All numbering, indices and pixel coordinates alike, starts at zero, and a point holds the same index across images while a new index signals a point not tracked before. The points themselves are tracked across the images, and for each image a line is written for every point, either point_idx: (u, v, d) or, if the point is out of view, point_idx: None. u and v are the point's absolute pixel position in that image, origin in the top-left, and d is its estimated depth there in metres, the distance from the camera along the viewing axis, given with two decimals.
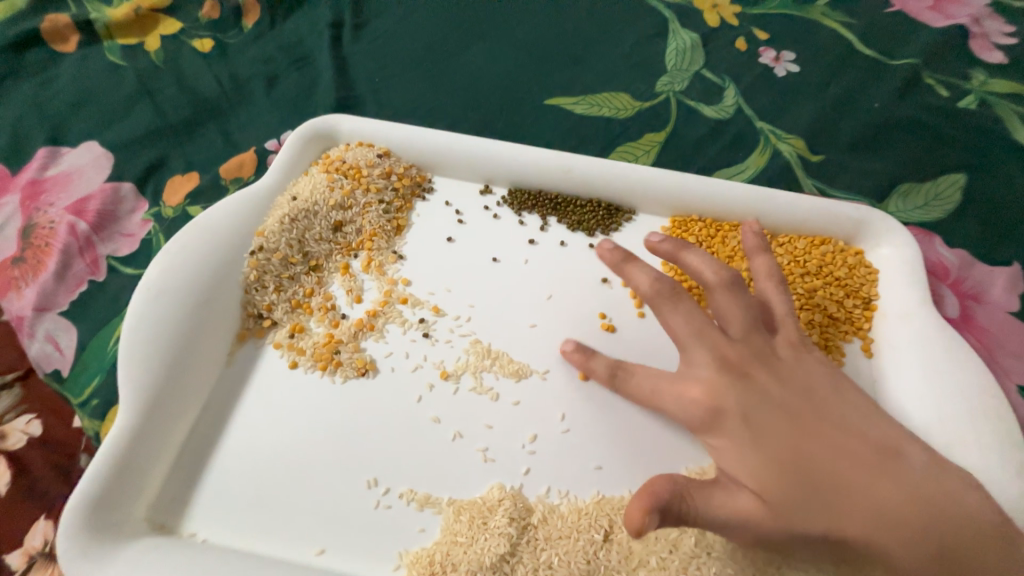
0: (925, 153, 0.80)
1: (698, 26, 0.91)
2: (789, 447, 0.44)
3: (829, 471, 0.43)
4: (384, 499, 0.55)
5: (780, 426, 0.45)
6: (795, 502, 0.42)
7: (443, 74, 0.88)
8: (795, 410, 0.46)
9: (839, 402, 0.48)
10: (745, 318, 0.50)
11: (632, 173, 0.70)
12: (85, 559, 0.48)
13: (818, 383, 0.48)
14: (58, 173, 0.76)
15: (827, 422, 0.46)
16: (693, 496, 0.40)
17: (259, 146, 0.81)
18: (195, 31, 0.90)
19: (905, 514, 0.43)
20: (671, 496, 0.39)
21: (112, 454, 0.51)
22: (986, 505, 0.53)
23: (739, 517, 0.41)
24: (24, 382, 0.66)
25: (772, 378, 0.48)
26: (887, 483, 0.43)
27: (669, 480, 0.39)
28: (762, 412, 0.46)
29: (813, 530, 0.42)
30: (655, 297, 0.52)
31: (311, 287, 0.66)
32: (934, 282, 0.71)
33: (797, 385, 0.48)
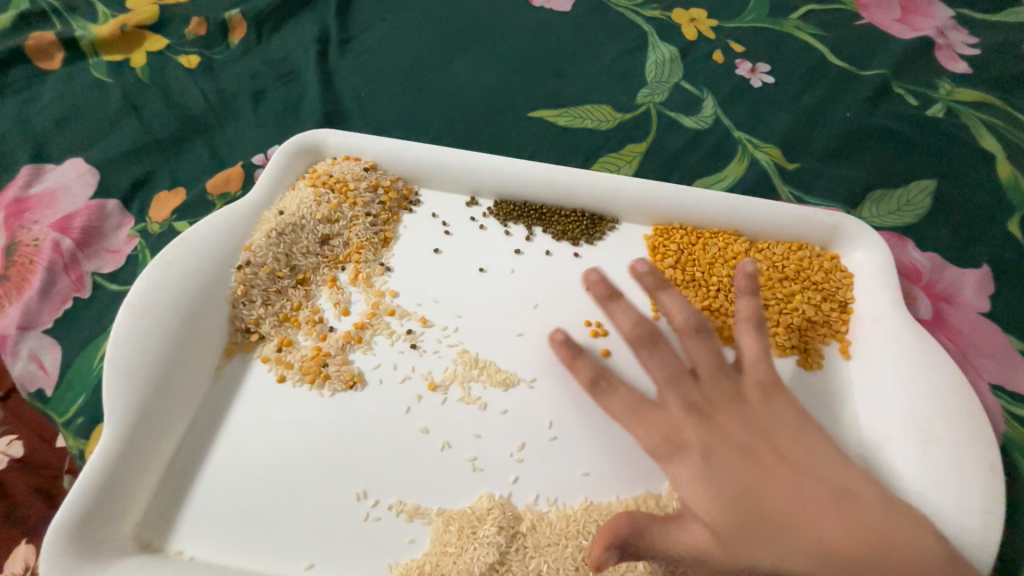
0: (896, 160, 0.83)
1: (677, 39, 0.94)
2: (743, 486, 0.46)
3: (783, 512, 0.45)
4: (373, 511, 0.55)
5: (736, 467, 0.48)
6: (743, 536, 0.44)
7: (429, 88, 0.89)
8: (753, 450, 0.49)
9: (799, 446, 0.50)
10: (711, 362, 0.54)
11: (615, 183, 0.72)
12: None
13: (778, 425, 0.51)
14: (42, 190, 0.76)
15: (783, 462, 0.49)
16: (651, 532, 0.43)
17: (246, 161, 0.81)
18: (181, 47, 0.91)
19: (861, 554, 0.44)
20: (630, 535, 0.43)
21: (97, 473, 0.51)
22: (961, 502, 0.55)
23: (692, 552, 0.43)
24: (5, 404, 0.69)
25: (735, 421, 0.51)
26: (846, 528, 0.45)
27: (627, 518, 0.43)
28: (723, 449, 0.49)
29: (765, 565, 0.44)
30: (634, 340, 0.56)
31: (299, 300, 0.66)
32: (907, 284, 0.73)
33: (760, 426, 0.51)
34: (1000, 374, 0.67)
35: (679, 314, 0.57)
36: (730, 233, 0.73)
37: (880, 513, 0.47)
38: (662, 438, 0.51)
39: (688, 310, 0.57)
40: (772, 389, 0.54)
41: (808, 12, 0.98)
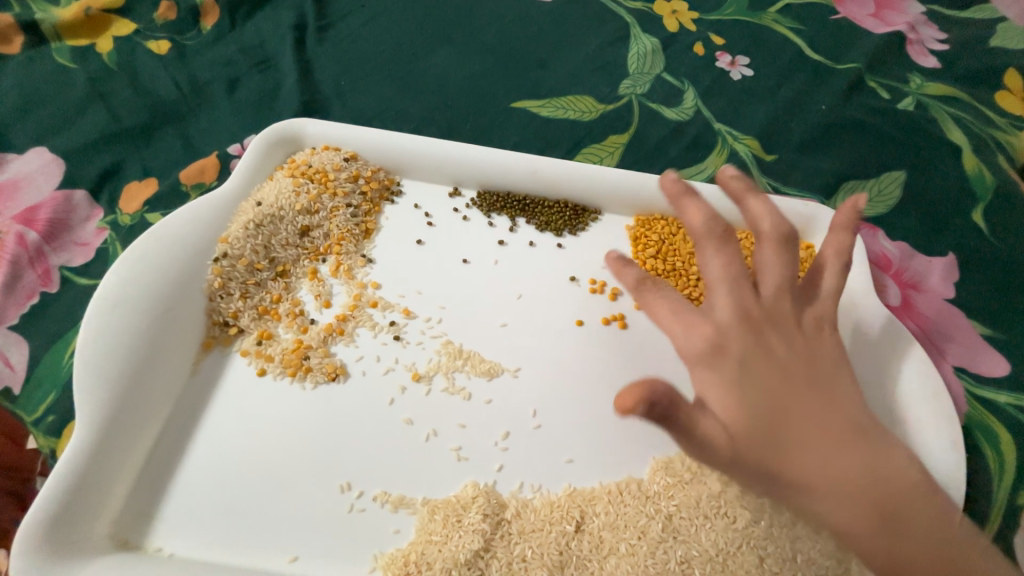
0: (868, 152, 0.86)
1: (658, 31, 0.94)
2: (760, 390, 0.40)
3: (790, 429, 0.39)
4: (358, 502, 0.55)
5: (763, 383, 0.41)
6: (750, 438, 0.38)
7: (410, 78, 0.88)
8: (789, 368, 0.42)
9: (829, 382, 0.43)
10: (783, 277, 0.46)
11: (597, 174, 0.73)
12: None
13: (825, 357, 0.44)
14: (3, 180, 0.73)
15: (811, 385, 0.42)
16: (682, 404, 0.34)
17: (221, 151, 0.79)
18: (151, 32, 0.88)
19: (873, 493, 0.38)
20: (672, 399, 0.33)
21: (70, 471, 0.49)
22: None
23: (705, 442, 0.35)
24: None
25: (781, 339, 0.43)
26: (861, 466, 0.38)
27: (666, 384, 0.33)
28: (761, 361, 0.42)
29: (760, 466, 0.38)
30: (702, 233, 0.45)
31: (279, 293, 0.65)
32: (878, 272, 0.75)
33: (802, 352, 0.43)
34: (963, 358, 0.70)
35: (764, 218, 0.48)
36: None
37: (903, 467, 0.40)
38: (705, 343, 0.42)
39: (778, 215, 0.48)
40: (825, 325, 0.47)
41: (786, 6, 1.00)
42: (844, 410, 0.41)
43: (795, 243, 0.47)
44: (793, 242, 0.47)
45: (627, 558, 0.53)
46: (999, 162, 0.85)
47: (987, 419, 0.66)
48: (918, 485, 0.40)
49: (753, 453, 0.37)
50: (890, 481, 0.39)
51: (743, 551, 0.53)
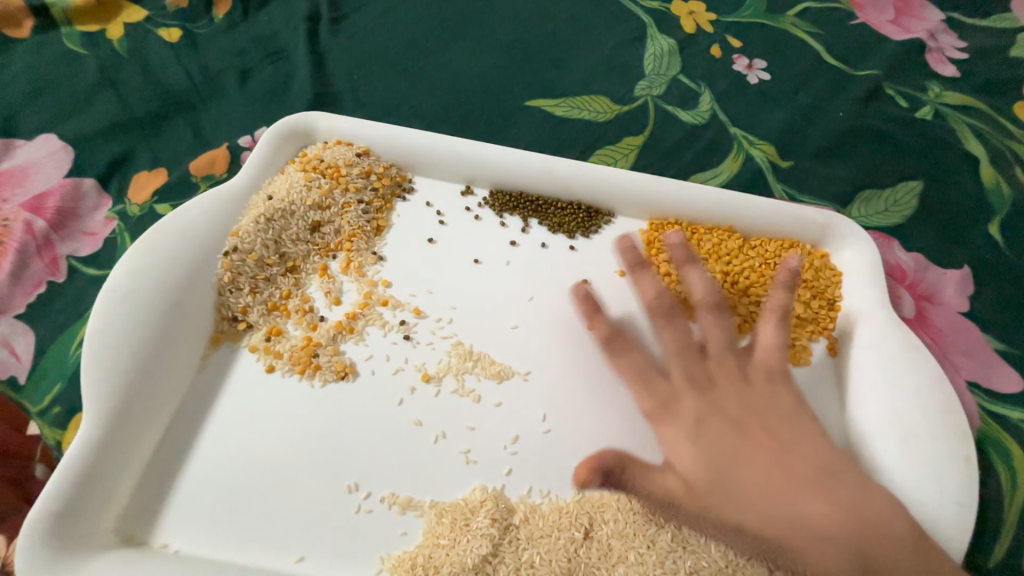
0: (885, 161, 0.85)
1: (675, 31, 0.93)
2: (725, 454, 0.51)
3: (757, 484, 0.49)
4: (365, 503, 0.54)
5: (724, 437, 0.52)
6: (716, 490, 0.49)
7: (423, 73, 0.87)
8: (745, 425, 0.54)
9: (787, 430, 0.54)
10: (722, 337, 0.59)
11: (611, 176, 0.72)
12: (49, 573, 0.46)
13: (781, 413, 0.55)
14: (11, 167, 0.72)
15: (773, 439, 0.53)
16: (632, 470, 0.47)
17: (232, 142, 0.78)
18: (162, 19, 0.86)
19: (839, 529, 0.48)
20: (619, 467, 0.46)
21: (78, 464, 0.49)
22: (932, 494, 0.57)
23: (666, 494, 0.48)
24: None
25: (732, 397, 0.56)
26: (824, 507, 0.49)
27: (615, 454, 0.46)
28: (715, 420, 0.53)
29: (729, 514, 0.49)
30: (654, 309, 0.60)
31: (289, 289, 0.64)
32: (892, 283, 0.75)
33: (756, 408, 0.55)
34: (976, 373, 0.69)
35: (697, 291, 0.61)
36: (724, 229, 0.73)
37: (867, 503, 0.50)
38: (660, 402, 0.56)
39: (708, 288, 0.61)
40: (776, 374, 0.58)
41: (804, 9, 0.98)
42: (807, 457, 0.52)
43: (724, 308, 0.61)
44: (723, 307, 0.61)
45: (634, 566, 0.53)
46: (1017, 175, 0.84)
47: (1000, 434, 0.65)
48: (883, 514, 0.50)
49: (723, 508, 0.48)
50: (860, 518, 0.49)
51: (752, 565, 0.53)
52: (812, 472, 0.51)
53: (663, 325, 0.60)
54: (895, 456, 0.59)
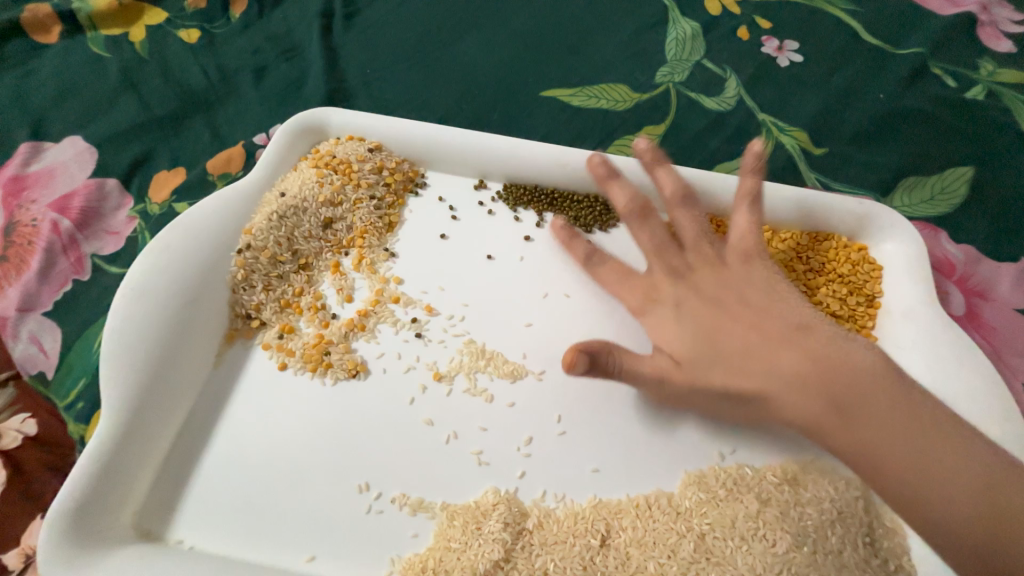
0: (931, 146, 0.78)
1: (699, 14, 0.88)
2: (704, 327, 0.50)
3: (740, 345, 0.49)
4: (376, 504, 0.53)
5: (716, 315, 0.51)
6: (698, 358, 0.49)
7: (436, 66, 0.85)
8: (720, 299, 0.52)
9: (771, 302, 0.51)
10: None
11: (629, 167, 0.69)
12: (67, 567, 0.46)
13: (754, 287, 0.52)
14: (40, 168, 0.74)
15: (748, 304, 0.51)
16: (620, 355, 0.46)
17: (247, 141, 0.78)
18: (181, 21, 0.88)
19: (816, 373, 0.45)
20: (605, 350, 0.45)
21: (96, 460, 0.50)
22: None
23: (652, 373, 0.48)
24: (16, 383, 0.63)
25: (710, 279, 0.54)
26: (797, 359, 0.46)
27: (601, 341, 0.46)
28: (692, 301, 0.53)
29: (713, 380, 0.48)
30: (627, 213, 0.58)
31: (301, 286, 0.64)
32: (939, 278, 0.69)
33: (733, 283, 0.53)
34: None
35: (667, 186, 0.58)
36: None
37: (843, 354, 0.46)
38: (641, 294, 0.56)
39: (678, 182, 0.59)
40: None
41: None
42: (781, 318, 0.49)
43: None
44: None
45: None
46: None
47: None
48: (863, 369, 0.45)
49: (702, 373, 0.48)
50: (844, 369, 0.45)
51: None
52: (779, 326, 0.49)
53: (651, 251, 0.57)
54: None
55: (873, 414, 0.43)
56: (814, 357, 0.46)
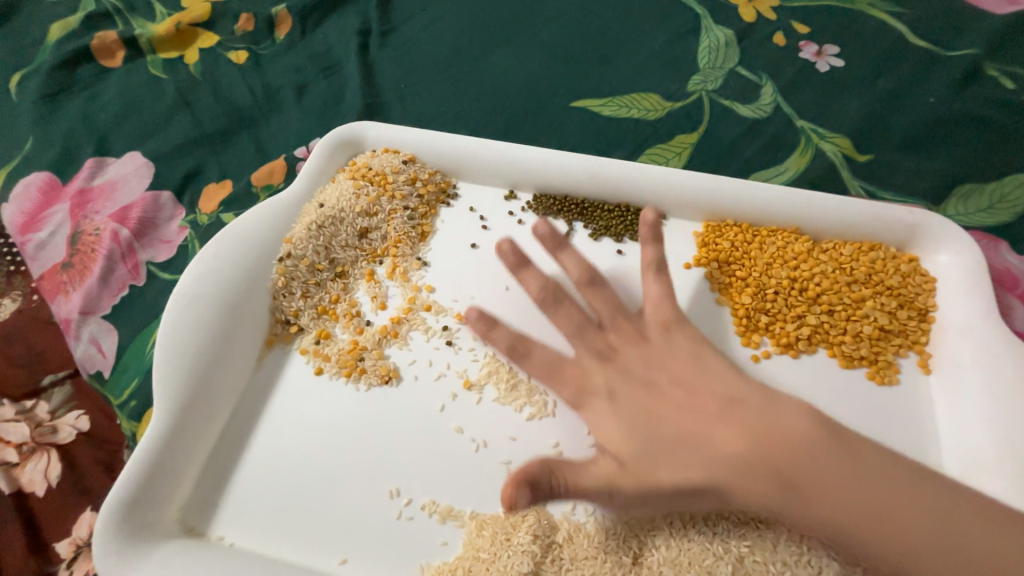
0: (988, 151, 0.74)
1: (733, 21, 0.87)
2: (645, 419, 0.50)
3: (679, 430, 0.48)
4: (406, 510, 0.54)
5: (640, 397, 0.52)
6: (645, 457, 0.46)
7: (468, 79, 0.87)
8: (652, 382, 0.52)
9: (696, 374, 0.52)
10: None
11: (660, 176, 0.68)
12: (119, 559, 0.49)
13: (680, 361, 0.53)
14: (103, 182, 0.80)
15: (688, 377, 0.51)
16: (563, 472, 0.45)
17: (289, 154, 0.82)
18: (232, 43, 0.94)
19: (755, 454, 0.44)
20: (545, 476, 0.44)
21: (147, 457, 0.52)
22: None
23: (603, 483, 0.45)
24: (73, 381, 0.72)
25: (634, 357, 0.55)
26: (736, 438, 0.45)
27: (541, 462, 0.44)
28: (624, 386, 0.53)
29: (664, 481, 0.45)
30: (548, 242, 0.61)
31: (337, 293, 0.66)
32: (1000, 292, 0.64)
33: (658, 362, 0.54)
34: None
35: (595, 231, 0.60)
36: (790, 231, 0.67)
37: (775, 420, 0.46)
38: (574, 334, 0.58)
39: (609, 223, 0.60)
40: None
41: None
42: (712, 393, 0.50)
43: None
44: None
45: None
46: None
47: None
48: (798, 437, 0.44)
49: (655, 473, 0.45)
50: (779, 439, 0.45)
51: None
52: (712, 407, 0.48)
53: (651, 270, 0.59)
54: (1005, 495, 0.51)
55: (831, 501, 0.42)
56: (755, 436, 0.45)
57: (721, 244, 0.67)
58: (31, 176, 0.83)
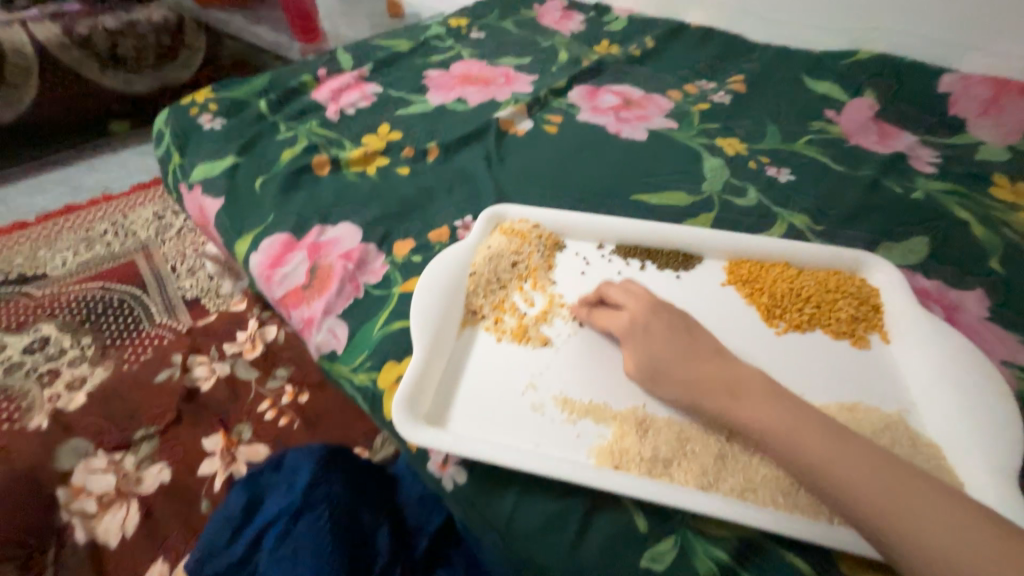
0: (896, 223, 1.18)
1: (722, 156, 1.42)
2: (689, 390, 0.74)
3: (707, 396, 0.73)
4: (571, 416, 0.82)
5: (700, 373, 0.75)
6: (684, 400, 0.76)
7: (559, 183, 1.36)
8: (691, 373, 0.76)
9: (710, 371, 0.74)
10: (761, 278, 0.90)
11: (698, 232, 1.10)
12: (409, 433, 0.76)
13: (716, 369, 0.74)
14: (329, 237, 1.21)
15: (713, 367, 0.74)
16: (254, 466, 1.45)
17: (450, 224, 1.25)
18: (401, 163, 1.46)
19: (765, 427, 0.66)
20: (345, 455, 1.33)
21: (414, 376, 0.82)
22: (999, 426, 0.75)
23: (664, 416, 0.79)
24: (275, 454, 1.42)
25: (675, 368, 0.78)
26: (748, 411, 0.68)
27: (346, 460, 1.31)
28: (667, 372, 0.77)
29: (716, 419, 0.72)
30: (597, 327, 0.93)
31: (503, 297, 1.02)
32: (925, 299, 1.01)
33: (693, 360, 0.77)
34: (1009, 355, 0.90)
35: None
36: (784, 264, 1.06)
37: (757, 396, 0.69)
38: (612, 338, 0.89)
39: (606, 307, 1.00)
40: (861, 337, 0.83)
41: (808, 140, 1.47)
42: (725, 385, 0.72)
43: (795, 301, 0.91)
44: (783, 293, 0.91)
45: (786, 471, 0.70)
46: (1001, 231, 1.15)
47: None
48: (788, 419, 0.66)
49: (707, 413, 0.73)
50: (776, 422, 0.66)
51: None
52: (724, 393, 0.71)
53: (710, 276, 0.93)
54: (955, 403, 0.80)
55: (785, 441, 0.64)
56: (755, 414, 0.68)
57: (744, 272, 1.05)
58: (275, 235, 1.24)
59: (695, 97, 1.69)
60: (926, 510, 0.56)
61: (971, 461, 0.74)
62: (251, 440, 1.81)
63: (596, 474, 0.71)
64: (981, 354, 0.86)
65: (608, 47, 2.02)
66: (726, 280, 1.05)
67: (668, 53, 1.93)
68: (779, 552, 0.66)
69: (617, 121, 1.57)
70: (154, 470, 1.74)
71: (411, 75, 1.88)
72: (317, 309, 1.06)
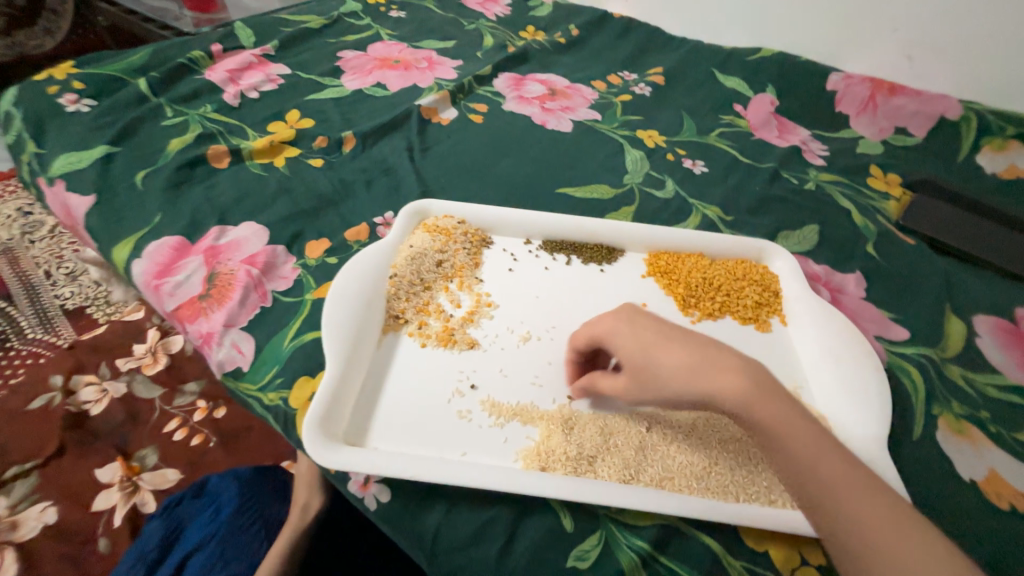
0: (793, 212, 1.29)
1: (643, 148, 1.46)
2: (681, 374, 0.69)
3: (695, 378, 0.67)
4: (498, 419, 0.81)
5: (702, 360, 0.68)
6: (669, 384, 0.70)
7: (485, 176, 1.32)
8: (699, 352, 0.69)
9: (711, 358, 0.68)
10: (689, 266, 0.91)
11: (619, 226, 1.12)
12: (323, 455, 0.71)
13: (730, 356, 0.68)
14: (228, 240, 1.08)
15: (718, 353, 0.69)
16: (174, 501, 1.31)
17: (369, 222, 1.17)
18: (312, 154, 1.34)
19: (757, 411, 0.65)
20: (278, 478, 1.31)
21: (328, 393, 0.76)
22: (874, 396, 0.85)
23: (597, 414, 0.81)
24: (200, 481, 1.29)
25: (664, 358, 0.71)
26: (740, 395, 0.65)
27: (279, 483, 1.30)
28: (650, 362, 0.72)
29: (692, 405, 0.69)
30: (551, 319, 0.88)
31: (426, 299, 0.98)
32: (816, 283, 1.11)
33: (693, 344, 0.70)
34: (881, 331, 1.03)
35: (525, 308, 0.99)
36: (698, 254, 1.12)
37: (756, 383, 0.66)
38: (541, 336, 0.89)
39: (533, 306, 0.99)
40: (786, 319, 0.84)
41: (719, 133, 1.55)
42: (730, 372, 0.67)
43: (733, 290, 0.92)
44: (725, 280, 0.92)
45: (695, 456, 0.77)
46: (875, 218, 1.29)
47: (902, 363, 0.95)
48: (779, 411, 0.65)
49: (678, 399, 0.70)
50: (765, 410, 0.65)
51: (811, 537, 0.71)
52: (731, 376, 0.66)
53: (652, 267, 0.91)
54: (839, 377, 0.90)
55: (789, 408, 0.66)
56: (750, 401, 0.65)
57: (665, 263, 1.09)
58: (162, 239, 1.09)
59: (618, 89, 1.72)
60: (868, 509, 0.60)
61: (853, 428, 0.83)
62: (157, 465, 1.61)
63: (525, 478, 0.71)
64: (859, 331, 0.97)
65: (533, 34, 1.99)
66: (647, 272, 1.09)
67: (592, 43, 1.94)
68: (695, 535, 0.70)
69: (542, 112, 1.55)
70: (36, 511, 1.50)
71: (323, 55, 1.72)
72: (216, 322, 0.94)
